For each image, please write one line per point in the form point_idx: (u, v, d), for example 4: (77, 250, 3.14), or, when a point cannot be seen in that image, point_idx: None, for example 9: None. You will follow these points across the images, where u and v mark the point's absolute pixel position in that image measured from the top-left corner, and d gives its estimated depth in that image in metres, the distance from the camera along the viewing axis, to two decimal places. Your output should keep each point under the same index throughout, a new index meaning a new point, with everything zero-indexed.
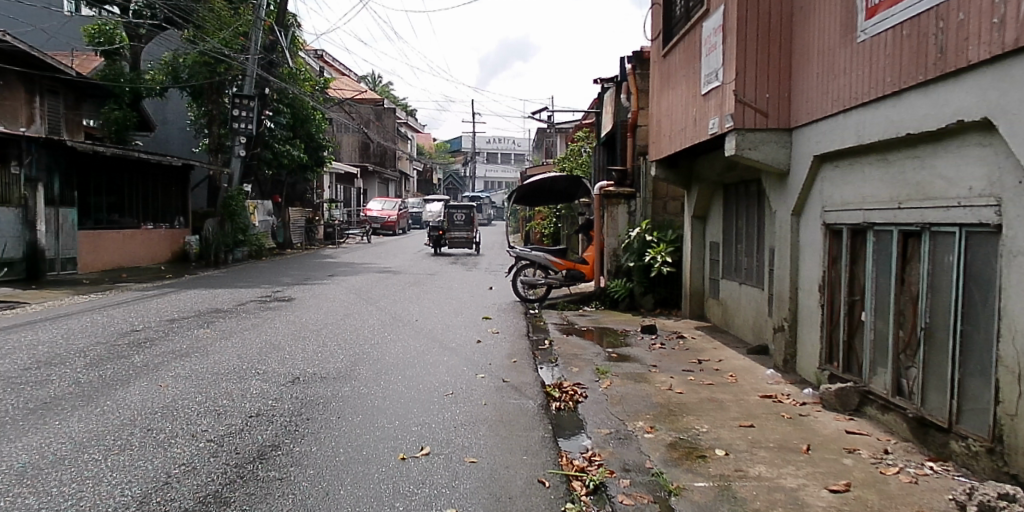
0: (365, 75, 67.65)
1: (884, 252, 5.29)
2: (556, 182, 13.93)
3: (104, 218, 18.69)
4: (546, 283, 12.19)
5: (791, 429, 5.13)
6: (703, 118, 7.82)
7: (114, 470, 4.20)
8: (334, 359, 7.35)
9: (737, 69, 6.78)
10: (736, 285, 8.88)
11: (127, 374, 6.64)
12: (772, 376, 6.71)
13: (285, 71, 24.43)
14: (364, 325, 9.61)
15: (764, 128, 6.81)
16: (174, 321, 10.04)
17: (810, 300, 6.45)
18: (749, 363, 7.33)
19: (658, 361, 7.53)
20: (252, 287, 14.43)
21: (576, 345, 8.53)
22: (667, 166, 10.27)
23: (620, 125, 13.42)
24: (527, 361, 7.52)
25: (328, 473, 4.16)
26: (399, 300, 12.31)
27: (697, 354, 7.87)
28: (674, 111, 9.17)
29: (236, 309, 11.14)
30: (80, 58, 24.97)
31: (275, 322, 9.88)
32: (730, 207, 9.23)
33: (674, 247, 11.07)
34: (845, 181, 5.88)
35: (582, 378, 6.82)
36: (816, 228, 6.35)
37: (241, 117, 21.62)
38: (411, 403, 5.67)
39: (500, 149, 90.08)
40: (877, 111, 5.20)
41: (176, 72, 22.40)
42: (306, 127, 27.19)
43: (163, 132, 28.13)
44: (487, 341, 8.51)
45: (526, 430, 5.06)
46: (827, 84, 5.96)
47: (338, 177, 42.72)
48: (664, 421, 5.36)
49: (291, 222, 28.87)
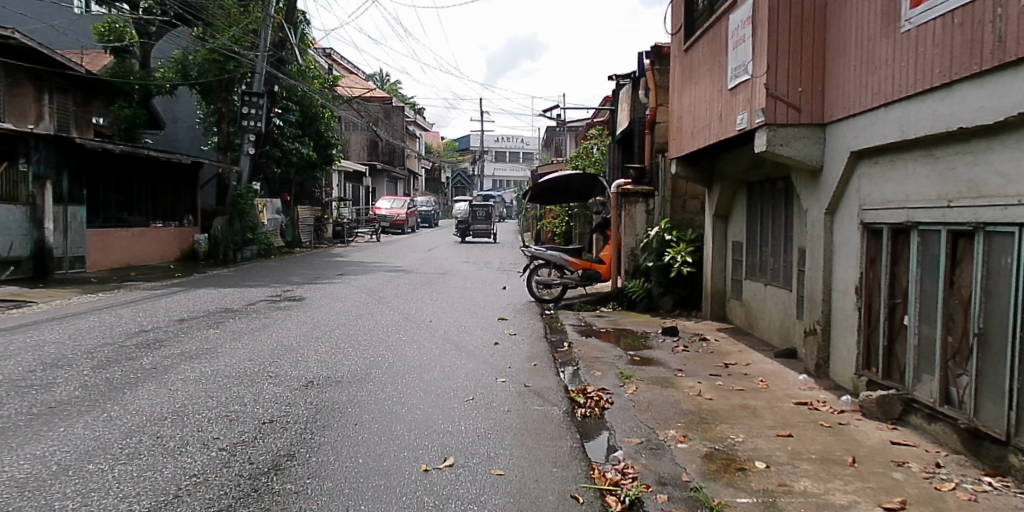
0: (374, 74, 67.56)
1: (930, 253, 5.01)
2: (571, 179, 13.62)
3: (113, 216, 18.52)
4: (561, 283, 11.94)
5: (833, 439, 4.86)
6: (730, 113, 7.53)
7: (120, 482, 3.97)
8: (348, 362, 7.13)
9: (769, 62, 6.49)
10: (761, 286, 8.61)
11: (135, 377, 6.44)
12: (804, 382, 6.42)
13: (294, 69, 24.27)
14: (378, 325, 9.40)
15: (796, 123, 6.51)
16: (183, 320, 9.86)
17: (845, 302, 6.18)
18: (777, 367, 7.06)
19: (683, 365, 7.26)
20: (263, 286, 14.24)
21: (596, 347, 8.29)
22: (687, 164, 10.03)
23: (638, 122, 13.09)
24: (548, 364, 7.27)
25: (347, 487, 3.92)
26: (411, 300, 12.08)
27: (723, 358, 7.60)
28: (697, 106, 8.89)
29: (248, 309, 10.96)
30: (90, 55, 25.09)
31: (286, 322, 9.67)
32: (755, 205, 8.96)
33: (693, 247, 10.86)
34: (885, 178, 5.60)
35: (605, 382, 6.56)
36: (851, 227, 6.08)
37: (252, 114, 21.77)
38: (432, 409, 5.43)
39: (508, 147, 89.79)
40: (924, 105, 4.92)
41: (185, 70, 22.25)
42: (315, 125, 27.04)
43: (173, 130, 28.01)
44: (505, 343, 8.27)
45: (554, 440, 4.80)
46: (867, 76, 5.68)
47: (348, 176, 42.56)
48: (696, 430, 5.10)
49: (299, 220, 28.72)
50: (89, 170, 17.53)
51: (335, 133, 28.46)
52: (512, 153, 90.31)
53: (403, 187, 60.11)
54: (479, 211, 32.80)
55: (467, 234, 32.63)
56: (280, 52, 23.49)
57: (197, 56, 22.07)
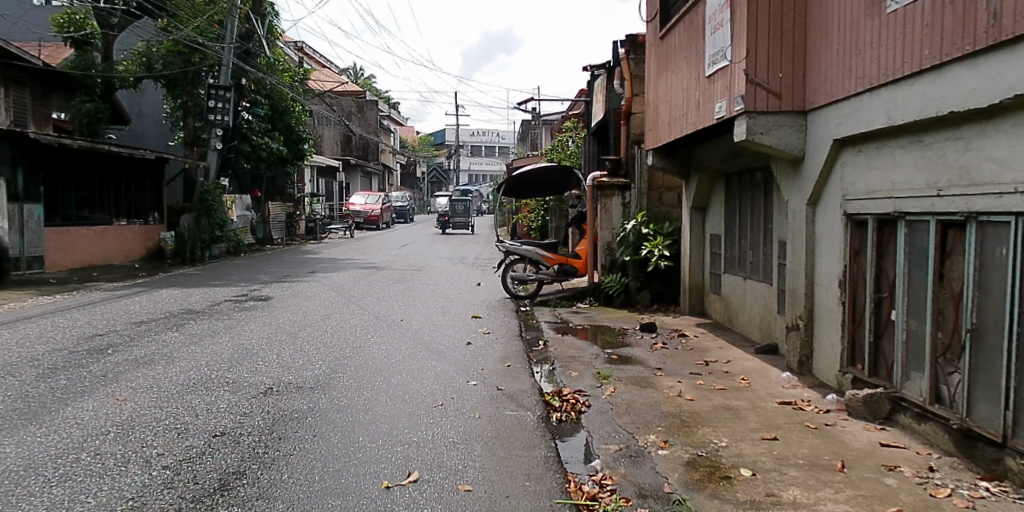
0: (347, 68, 66.68)
1: (918, 244, 4.78)
2: (546, 173, 13.34)
3: (73, 214, 17.87)
4: (536, 279, 11.63)
5: (820, 442, 4.61)
6: (708, 102, 7.27)
7: (45, 508, 3.59)
8: (312, 366, 6.76)
9: (749, 46, 6.23)
10: (741, 280, 8.39)
11: (80, 386, 6.03)
12: (788, 379, 6.17)
13: (262, 62, 23.66)
14: (346, 325, 9.04)
15: (776, 111, 6.26)
16: (141, 323, 9.40)
17: (828, 297, 5.95)
18: (759, 364, 6.81)
19: (662, 363, 6.99)
20: (229, 285, 13.76)
21: (573, 346, 8.01)
22: (664, 155, 9.79)
23: (613, 113, 12.77)
24: (522, 364, 6.95)
25: (300, 508, 3.58)
26: (382, 299, 11.70)
27: (702, 355, 7.35)
28: (673, 94, 8.63)
29: (212, 310, 10.52)
30: (49, 48, 24.28)
31: (250, 324, 9.26)
32: (733, 196, 8.73)
33: (671, 240, 10.54)
34: (869, 167, 5.37)
35: (582, 383, 6.27)
36: (835, 218, 5.84)
37: (218, 108, 21.15)
38: (398, 416, 5.11)
39: (484, 141, 89.33)
40: (911, 89, 4.68)
41: (150, 63, 21.61)
42: (285, 119, 26.42)
43: (138, 126, 27.24)
44: (478, 343, 7.95)
45: (527, 449, 4.50)
46: (851, 60, 5.43)
47: (321, 171, 41.85)
48: (678, 435, 4.82)
49: (270, 217, 28.12)
50: (46, 166, 16.86)
51: (306, 127, 27.88)
52: (488, 147, 89.83)
53: (378, 183, 59.36)
54: (458, 205, 35.18)
55: (448, 226, 35.02)
56: (247, 44, 22.87)
57: (160, 48, 21.40)
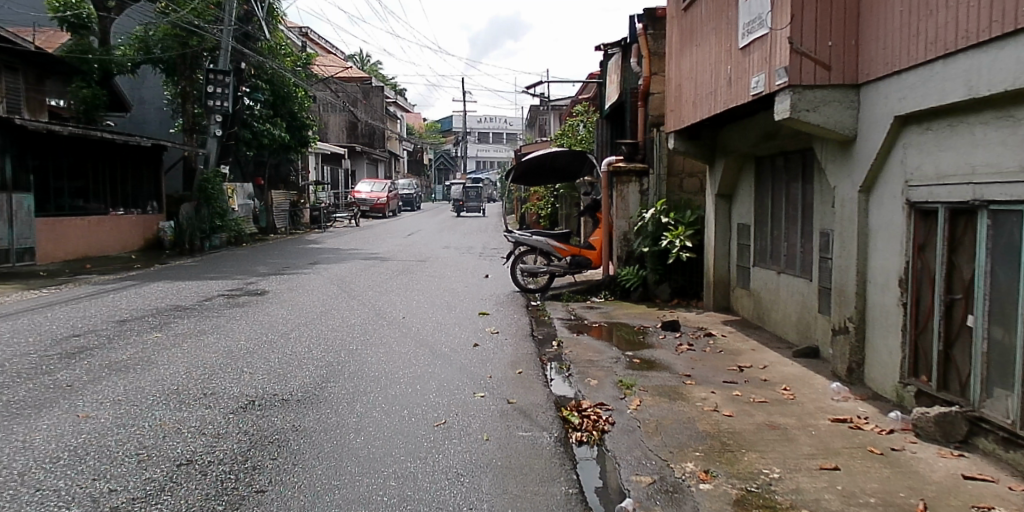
0: (353, 55, 65.88)
1: (1006, 239, 4.03)
2: (557, 158, 12.55)
3: (67, 204, 17.28)
4: (547, 271, 10.97)
5: (891, 475, 3.89)
6: (742, 76, 6.50)
7: None
8: (302, 373, 6.10)
9: (793, 10, 5.45)
10: (773, 275, 7.66)
11: (41, 398, 5.37)
12: (837, 390, 5.45)
13: (263, 46, 22.97)
14: (344, 324, 8.38)
15: (825, 85, 5.48)
16: (125, 321, 8.75)
17: (885, 296, 5.21)
18: (800, 370, 6.10)
19: (691, 369, 6.27)
20: (225, 278, 13.14)
21: (590, 347, 7.31)
22: (686, 138, 9.01)
23: (629, 94, 11.94)
24: (535, 371, 6.25)
25: None
26: (385, 293, 11.02)
27: (734, 359, 6.63)
28: (699, 70, 7.86)
29: (202, 306, 9.88)
30: (46, 34, 23.70)
31: (241, 322, 8.61)
32: (764, 182, 7.99)
33: (694, 230, 9.84)
34: (940, 147, 4.61)
35: (603, 394, 5.57)
36: (894, 207, 5.10)
37: (217, 94, 20.58)
38: (394, 438, 4.45)
39: (491, 128, 88.40)
40: (1001, 54, 3.89)
41: (148, 48, 20.98)
42: (288, 105, 25.75)
43: (139, 113, 26.61)
44: (486, 345, 7.26)
45: (543, 483, 3.80)
46: (919, 21, 4.65)
47: (326, 158, 41.18)
48: (719, 462, 4.12)
49: (273, 205, 27.45)
50: (37, 153, 16.22)
51: (310, 113, 27.16)
52: (495, 134, 88.98)
53: (384, 170, 58.63)
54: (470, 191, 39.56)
55: (462, 210, 39.61)
56: (246, 26, 22.16)
57: (158, 32, 20.79)
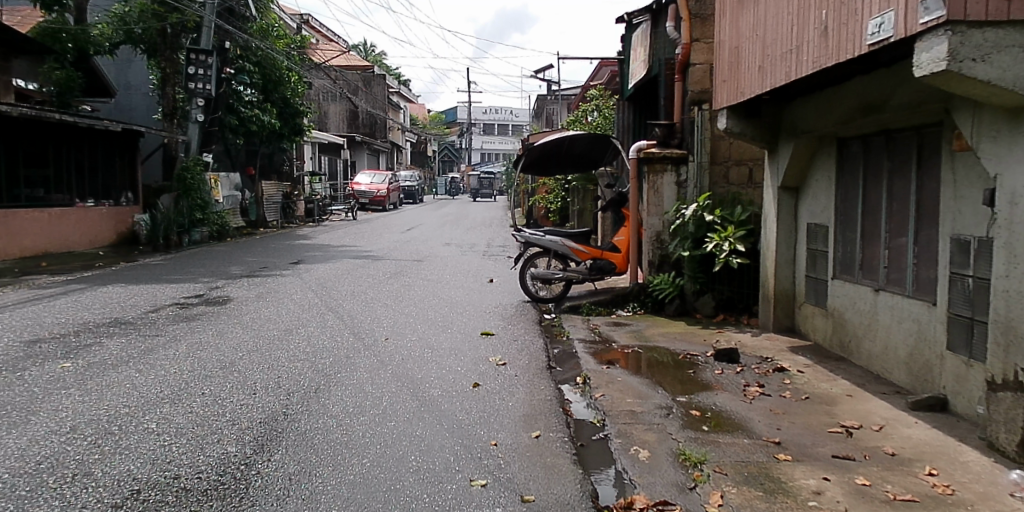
0: (358, 43, 63.95)
1: None
2: (574, 144, 10.76)
3: (24, 194, 15.52)
4: (564, 276, 9.20)
5: None
6: (849, 21, 4.67)
7: None
8: (230, 436, 4.30)
9: None
10: (868, 293, 5.81)
11: None
12: (1014, 481, 3.63)
13: (255, 27, 21.12)
14: (308, 349, 6.59)
15: (1002, 21, 3.65)
16: (35, 342, 6.94)
17: None
18: (936, 439, 4.27)
19: (777, 431, 4.47)
20: (188, 281, 11.31)
21: (627, 388, 5.52)
22: (742, 115, 7.18)
23: (662, 67, 10.05)
24: (559, 432, 4.46)
25: None
26: (370, 304, 9.22)
27: (831, 411, 4.83)
28: (771, 23, 6.04)
29: (145, 320, 8.07)
30: (21, 12, 21.98)
31: (180, 345, 6.80)
32: (853, 168, 6.17)
33: (746, 231, 7.93)
34: None
35: (661, 477, 3.79)
36: None
37: (199, 75, 18.92)
38: None
39: (497, 120, 86.62)
40: None
41: (127, 25, 18.95)
42: (280, 91, 23.99)
43: (122, 98, 24.79)
44: (489, 385, 5.48)
45: None
46: None
47: (324, 149, 39.42)
48: None
49: (265, 198, 25.58)
50: None
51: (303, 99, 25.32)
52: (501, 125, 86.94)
53: (385, 161, 56.80)
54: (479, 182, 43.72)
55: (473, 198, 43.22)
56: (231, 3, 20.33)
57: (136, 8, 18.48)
